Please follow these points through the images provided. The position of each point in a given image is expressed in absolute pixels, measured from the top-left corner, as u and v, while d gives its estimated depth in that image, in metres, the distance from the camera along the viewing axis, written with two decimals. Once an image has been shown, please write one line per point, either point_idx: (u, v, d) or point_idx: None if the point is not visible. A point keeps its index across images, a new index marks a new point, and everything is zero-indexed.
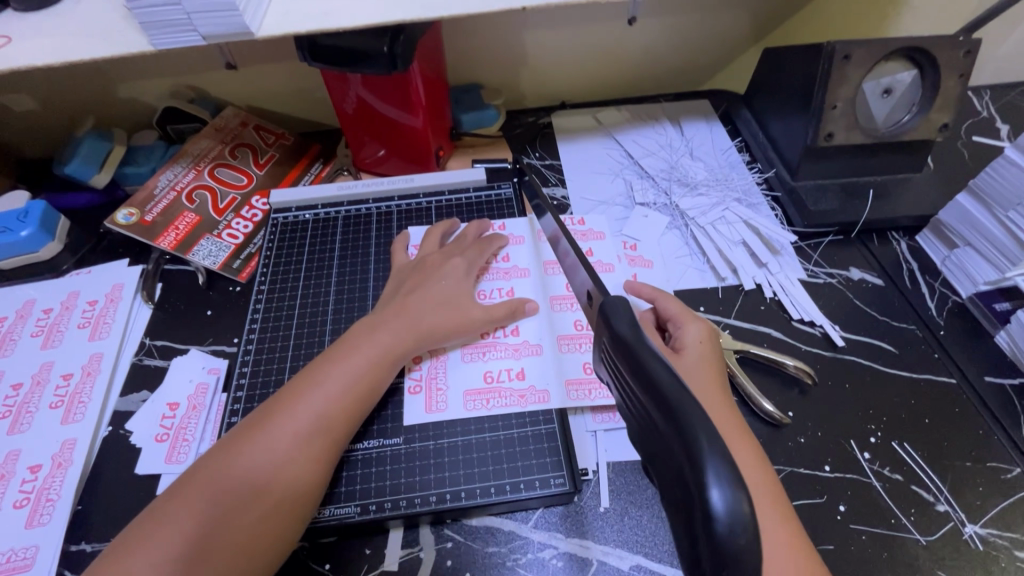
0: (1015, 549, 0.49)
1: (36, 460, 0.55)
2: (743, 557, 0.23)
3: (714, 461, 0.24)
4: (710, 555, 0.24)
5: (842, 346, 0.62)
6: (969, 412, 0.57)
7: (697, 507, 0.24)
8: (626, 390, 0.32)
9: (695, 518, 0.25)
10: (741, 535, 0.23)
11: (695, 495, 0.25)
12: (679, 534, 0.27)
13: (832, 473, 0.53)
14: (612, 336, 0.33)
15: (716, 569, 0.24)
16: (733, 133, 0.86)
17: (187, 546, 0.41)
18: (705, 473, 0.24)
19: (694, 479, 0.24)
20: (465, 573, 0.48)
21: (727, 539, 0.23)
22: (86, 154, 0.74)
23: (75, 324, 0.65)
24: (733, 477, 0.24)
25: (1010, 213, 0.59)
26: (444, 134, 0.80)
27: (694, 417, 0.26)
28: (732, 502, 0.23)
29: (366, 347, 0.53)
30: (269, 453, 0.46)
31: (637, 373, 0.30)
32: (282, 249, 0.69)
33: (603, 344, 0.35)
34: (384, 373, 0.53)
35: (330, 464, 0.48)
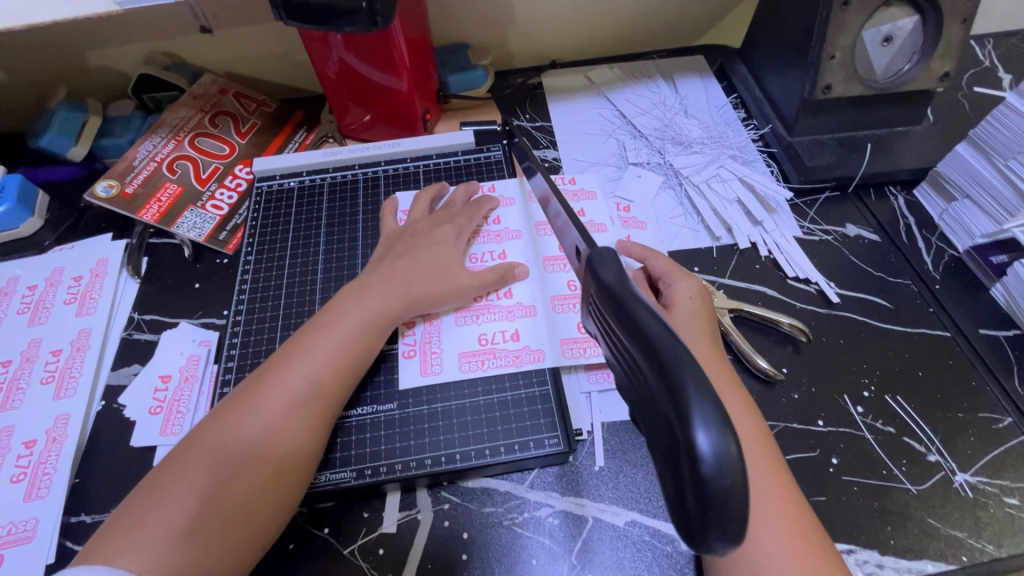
0: (1004, 496, 0.50)
1: (31, 435, 0.55)
2: (730, 500, 0.24)
3: (701, 406, 0.24)
4: (696, 498, 0.24)
5: (837, 303, 0.62)
6: (962, 365, 0.57)
7: (683, 452, 0.25)
8: (612, 339, 0.32)
9: (681, 463, 0.25)
10: (727, 477, 0.24)
11: (681, 441, 0.25)
12: (662, 481, 0.27)
13: (825, 428, 0.54)
14: (597, 284, 0.32)
15: (701, 512, 0.24)
16: (729, 89, 0.84)
17: (183, 514, 0.41)
18: (691, 419, 0.24)
19: (680, 425, 0.25)
20: (463, 533, 0.49)
21: (713, 482, 0.24)
22: (59, 126, 0.72)
23: (61, 300, 0.64)
24: (719, 420, 0.24)
25: (1009, 161, 0.58)
26: (430, 96, 0.78)
27: (683, 365, 0.26)
28: (718, 445, 0.24)
29: (356, 314, 0.53)
30: (262, 420, 0.45)
31: (624, 322, 0.29)
32: (267, 218, 0.68)
33: (589, 293, 0.35)
34: (374, 339, 0.53)
35: (325, 430, 0.48)
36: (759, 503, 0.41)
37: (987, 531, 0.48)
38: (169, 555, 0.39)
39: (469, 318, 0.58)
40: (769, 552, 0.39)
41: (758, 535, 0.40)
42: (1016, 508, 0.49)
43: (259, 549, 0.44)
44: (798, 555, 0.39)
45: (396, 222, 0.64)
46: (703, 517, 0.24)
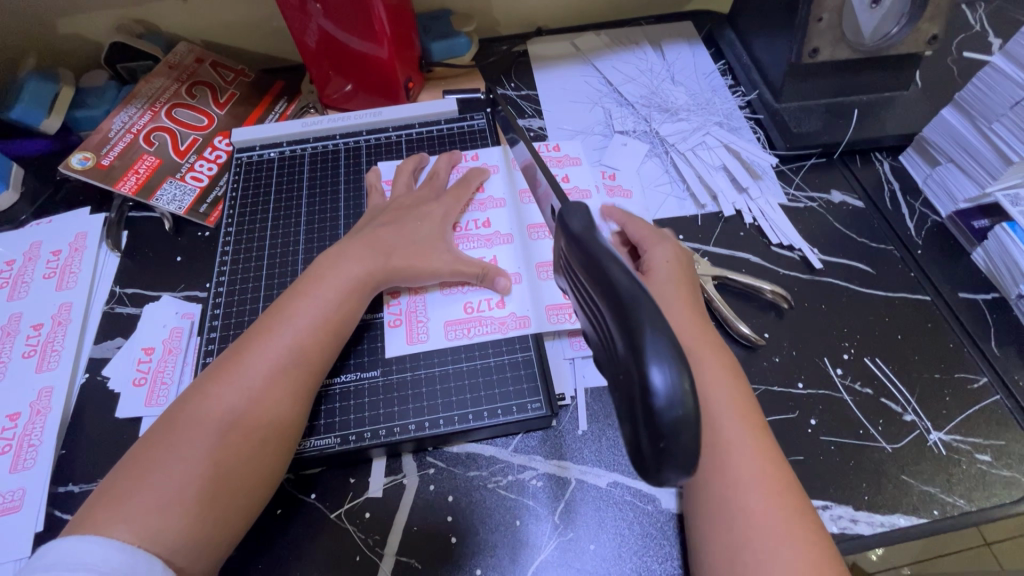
0: (976, 453, 0.51)
1: (15, 408, 0.55)
2: (680, 432, 0.25)
3: (655, 344, 0.25)
4: (649, 434, 0.25)
5: (819, 269, 0.62)
6: (941, 327, 0.58)
7: (639, 392, 0.25)
8: (581, 291, 0.32)
9: (637, 402, 0.26)
10: (680, 412, 0.25)
11: (637, 381, 0.26)
12: (625, 424, 0.28)
13: (805, 390, 0.54)
14: (567, 236, 0.32)
15: (654, 447, 0.25)
16: (717, 56, 0.83)
17: (167, 481, 0.41)
18: (645, 358, 0.25)
19: (636, 364, 0.26)
20: (449, 496, 0.50)
21: (665, 417, 0.25)
22: (31, 97, 0.70)
23: (40, 274, 0.63)
24: (675, 360, 0.25)
25: (993, 124, 0.58)
26: (412, 65, 0.76)
27: (641, 307, 0.26)
28: (672, 382, 0.24)
29: (336, 281, 0.52)
30: (244, 388, 0.45)
31: (592, 271, 0.30)
32: (247, 189, 0.67)
33: (560, 246, 0.35)
34: (356, 307, 0.53)
35: (309, 396, 0.49)
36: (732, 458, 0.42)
37: (958, 486, 0.50)
38: (159, 524, 0.40)
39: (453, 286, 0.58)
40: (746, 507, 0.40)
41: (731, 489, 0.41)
42: (987, 464, 0.50)
43: (249, 515, 0.44)
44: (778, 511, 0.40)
45: (380, 194, 0.63)
46: (656, 451, 0.25)
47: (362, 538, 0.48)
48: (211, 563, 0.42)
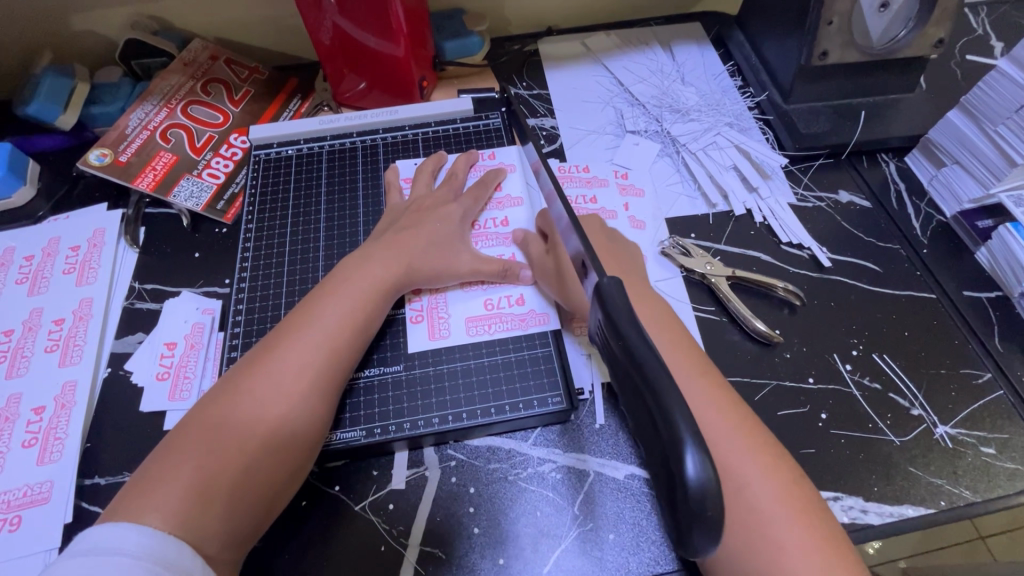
0: (981, 445, 0.53)
1: (39, 402, 0.55)
2: (708, 509, 0.28)
3: (687, 437, 0.29)
4: (683, 508, 0.29)
5: (828, 268, 0.64)
6: (947, 324, 0.60)
7: (673, 474, 0.29)
8: (617, 369, 0.36)
9: (673, 483, 0.29)
10: (709, 495, 0.28)
11: (671, 463, 0.29)
12: (658, 487, 0.32)
13: (815, 384, 0.56)
14: (605, 317, 0.37)
15: (686, 515, 0.29)
16: (726, 57, 0.84)
17: (201, 473, 0.42)
18: (682, 446, 0.29)
19: (672, 448, 0.29)
20: (470, 488, 0.51)
21: (697, 501, 0.28)
22: (47, 93, 0.70)
23: (60, 270, 0.63)
24: (702, 448, 0.29)
25: (999, 127, 0.60)
26: (426, 64, 0.77)
27: (667, 390, 0.31)
28: (702, 470, 0.28)
29: (361, 279, 0.53)
30: (276, 384, 0.46)
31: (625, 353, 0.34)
32: (266, 186, 0.67)
33: (596, 318, 0.39)
34: (381, 305, 0.54)
35: (335, 393, 0.50)
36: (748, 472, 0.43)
37: (964, 477, 0.51)
38: (193, 515, 0.40)
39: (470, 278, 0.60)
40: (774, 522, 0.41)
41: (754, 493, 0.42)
42: (992, 457, 0.52)
43: (276, 506, 0.45)
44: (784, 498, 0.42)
45: (399, 193, 0.64)
46: (691, 519, 0.29)
47: (386, 528, 0.49)
48: (239, 552, 0.43)
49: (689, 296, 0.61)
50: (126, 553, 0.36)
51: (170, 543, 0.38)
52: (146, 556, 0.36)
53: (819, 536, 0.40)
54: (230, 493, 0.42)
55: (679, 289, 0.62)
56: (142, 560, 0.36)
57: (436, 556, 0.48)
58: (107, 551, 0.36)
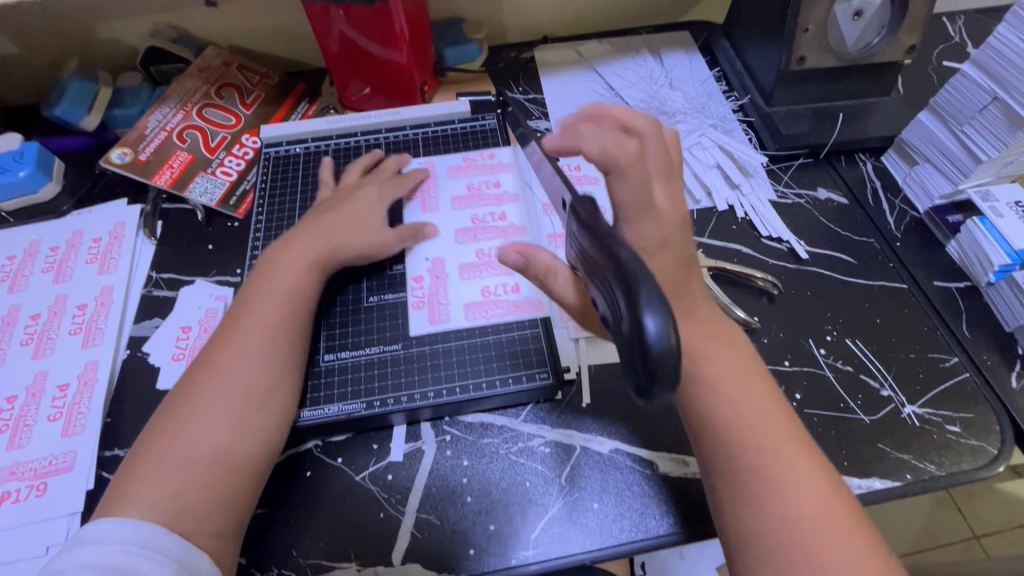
0: (947, 424, 0.56)
1: (63, 380, 0.59)
2: (666, 367, 0.31)
3: (648, 298, 0.31)
4: (648, 374, 0.32)
5: (806, 260, 0.67)
6: (917, 311, 0.63)
7: (637, 337, 0.32)
8: (593, 267, 0.38)
9: (636, 349, 0.32)
10: (668, 354, 0.31)
11: (635, 329, 0.32)
12: (626, 364, 0.35)
13: (791, 367, 0.59)
14: (579, 224, 0.38)
15: (649, 379, 0.32)
16: (712, 63, 0.88)
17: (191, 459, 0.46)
18: (641, 308, 0.31)
19: (633, 314, 0.32)
20: (464, 460, 0.54)
21: (658, 356, 0.31)
22: (72, 97, 0.75)
23: (83, 259, 0.68)
24: (665, 311, 0.31)
25: (964, 127, 0.64)
26: (427, 69, 0.81)
27: (637, 272, 0.32)
28: (661, 329, 0.31)
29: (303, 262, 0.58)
30: (231, 367, 0.51)
31: (597, 246, 0.36)
32: (275, 181, 0.72)
33: (572, 227, 0.41)
34: (314, 282, 0.58)
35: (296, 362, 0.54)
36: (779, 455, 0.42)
37: (930, 453, 0.54)
38: (181, 493, 0.45)
39: (440, 268, 0.63)
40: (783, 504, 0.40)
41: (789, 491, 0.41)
42: (957, 434, 0.55)
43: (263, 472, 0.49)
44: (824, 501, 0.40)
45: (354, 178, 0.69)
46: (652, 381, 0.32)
47: (385, 496, 0.53)
48: (240, 514, 0.47)
49: None
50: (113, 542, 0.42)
51: (164, 531, 0.43)
52: (129, 541, 0.42)
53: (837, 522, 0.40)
54: (227, 466, 0.47)
55: None
56: (130, 543, 0.42)
57: (431, 522, 0.51)
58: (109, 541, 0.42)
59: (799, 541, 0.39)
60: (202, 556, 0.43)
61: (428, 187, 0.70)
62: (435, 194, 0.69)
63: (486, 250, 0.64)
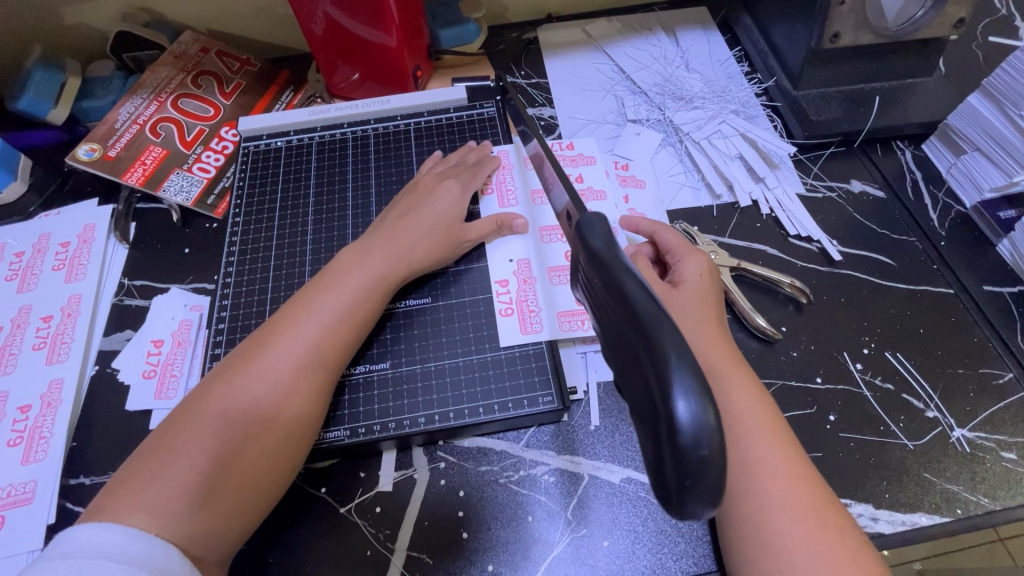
0: (1001, 450, 0.50)
1: (25, 401, 0.55)
2: (706, 469, 0.25)
3: (681, 375, 0.26)
4: (676, 469, 0.26)
5: (839, 261, 0.60)
6: (965, 321, 0.56)
7: (661, 417, 0.26)
8: (599, 309, 0.32)
9: (659, 431, 0.26)
10: (705, 448, 0.25)
11: (659, 407, 0.26)
12: (643, 446, 0.28)
13: (823, 385, 0.53)
14: (586, 252, 0.33)
15: (678, 482, 0.26)
16: (733, 43, 0.81)
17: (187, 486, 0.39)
18: (671, 387, 0.26)
19: (660, 393, 0.26)
20: (459, 491, 0.49)
21: (692, 453, 0.25)
22: (37, 88, 0.69)
23: (49, 266, 0.63)
24: (699, 391, 0.26)
25: (1023, 110, 0.56)
26: (420, 53, 0.74)
27: (665, 336, 0.27)
28: (697, 415, 0.25)
29: (353, 270, 0.51)
30: (269, 380, 0.44)
31: (608, 289, 0.30)
32: (254, 179, 0.66)
33: (578, 258, 0.35)
34: (378, 294, 0.51)
35: (329, 386, 0.47)
36: (772, 481, 0.42)
37: (983, 484, 0.48)
38: (182, 513, 0.38)
39: (527, 269, 0.57)
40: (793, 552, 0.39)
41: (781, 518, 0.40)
42: (1013, 462, 0.49)
43: (270, 498, 0.43)
44: (816, 533, 0.40)
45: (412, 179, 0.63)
46: (682, 489, 0.26)
47: (373, 532, 0.48)
48: (232, 546, 0.41)
49: None
50: (116, 559, 0.34)
51: (159, 547, 0.36)
52: (139, 563, 0.35)
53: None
54: (227, 495, 0.41)
55: None
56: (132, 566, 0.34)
57: (423, 561, 0.46)
58: (91, 555, 0.34)
59: None
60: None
61: (503, 178, 0.63)
62: (512, 187, 0.63)
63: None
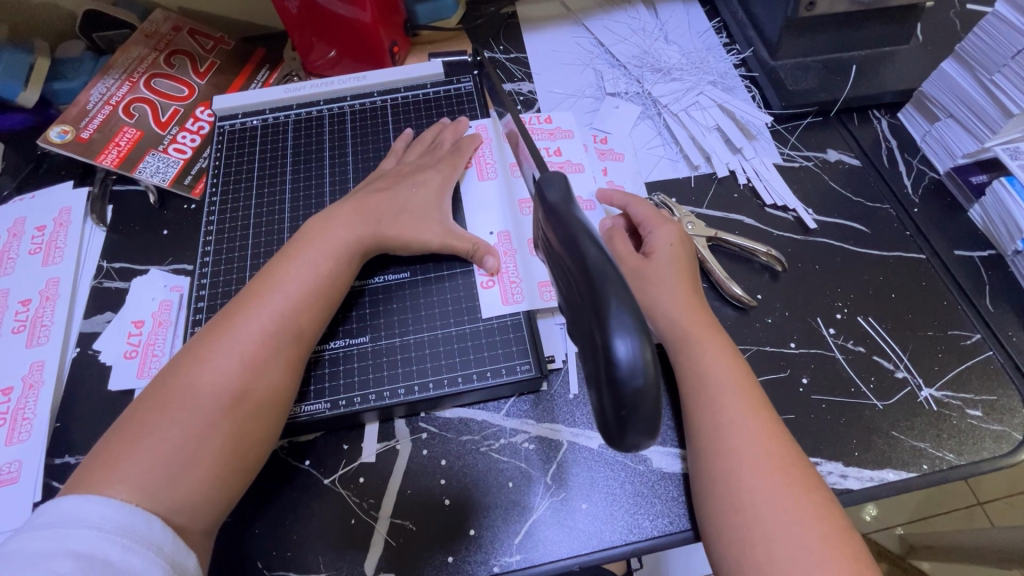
0: (967, 408, 0.51)
1: (7, 383, 0.55)
2: (640, 399, 0.27)
3: (619, 317, 0.27)
4: (614, 401, 0.28)
5: (814, 229, 0.61)
6: (936, 285, 0.58)
7: (601, 356, 0.28)
8: (555, 261, 0.33)
9: (600, 369, 0.28)
10: (640, 379, 0.27)
11: (600, 348, 0.28)
12: (588, 384, 0.31)
13: (797, 349, 0.54)
14: (544, 206, 0.33)
15: (616, 413, 0.28)
16: (712, 14, 0.80)
17: (166, 457, 0.40)
18: (610, 328, 0.27)
19: (601, 333, 0.27)
20: (441, 460, 0.50)
21: (627, 384, 0.27)
22: (5, 69, 0.68)
23: (26, 250, 0.62)
24: (636, 329, 0.27)
25: (994, 75, 0.57)
26: (397, 29, 0.73)
27: (608, 282, 0.28)
28: (633, 352, 0.27)
29: (322, 239, 0.51)
30: (241, 348, 0.45)
31: (563, 242, 0.31)
32: (230, 158, 0.65)
33: (538, 215, 0.36)
34: (350, 263, 0.52)
35: (302, 352, 0.48)
36: (740, 439, 0.43)
37: (949, 441, 0.50)
38: (161, 480, 0.39)
39: (508, 242, 0.58)
40: (759, 507, 0.40)
41: (752, 475, 0.41)
42: (978, 419, 0.51)
43: (252, 466, 0.44)
44: (785, 488, 0.41)
45: (392, 158, 0.62)
46: (620, 417, 0.28)
47: (357, 502, 0.49)
48: (215, 515, 0.42)
49: None
50: (98, 528, 0.36)
51: (138, 516, 0.37)
52: (120, 530, 0.36)
53: (817, 530, 0.39)
54: (204, 463, 0.41)
55: None
56: (112, 534, 0.36)
57: (407, 527, 0.48)
58: (69, 524, 0.35)
59: (767, 546, 0.39)
60: (190, 558, 0.38)
61: (481, 152, 0.63)
62: (491, 160, 0.63)
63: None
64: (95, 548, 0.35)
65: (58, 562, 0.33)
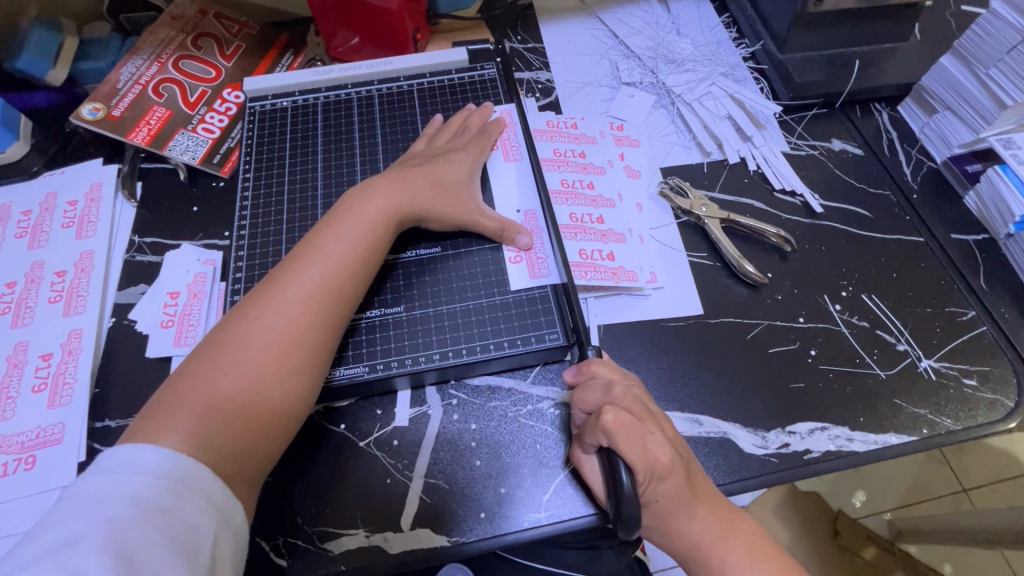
0: (963, 377, 0.55)
1: (46, 349, 0.56)
2: None
3: None
4: None
5: (820, 213, 0.65)
6: (935, 265, 0.61)
7: None
8: None
9: None
10: None
11: None
12: None
13: (805, 323, 0.58)
14: None
15: None
16: (721, 9, 0.83)
17: (217, 407, 0.42)
18: None
19: None
20: (472, 424, 0.53)
21: None
22: (35, 47, 0.69)
23: (59, 224, 0.64)
24: None
25: (990, 70, 0.60)
26: (420, 17, 0.76)
27: None
28: None
29: (361, 209, 0.53)
30: (287, 308, 0.47)
31: None
32: (261, 137, 0.67)
33: None
34: (387, 234, 0.54)
35: (343, 316, 0.50)
36: None
37: (946, 408, 0.53)
38: (212, 428, 0.41)
39: (534, 220, 0.61)
40: None
41: None
42: (973, 387, 0.54)
43: (295, 422, 0.46)
44: None
45: (422, 141, 0.64)
46: None
47: (391, 462, 0.51)
48: (260, 468, 0.44)
49: (684, 244, 0.63)
50: (150, 474, 0.38)
51: (189, 466, 0.39)
52: (171, 477, 0.38)
53: None
54: (252, 415, 0.43)
55: (673, 237, 0.63)
56: (167, 482, 0.37)
57: (441, 487, 0.50)
58: (125, 471, 0.37)
59: None
60: (236, 505, 0.40)
61: (505, 136, 0.66)
62: (516, 144, 0.66)
63: (581, 215, 0.62)
64: (151, 495, 0.37)
65: (118, 507, 0.35)
